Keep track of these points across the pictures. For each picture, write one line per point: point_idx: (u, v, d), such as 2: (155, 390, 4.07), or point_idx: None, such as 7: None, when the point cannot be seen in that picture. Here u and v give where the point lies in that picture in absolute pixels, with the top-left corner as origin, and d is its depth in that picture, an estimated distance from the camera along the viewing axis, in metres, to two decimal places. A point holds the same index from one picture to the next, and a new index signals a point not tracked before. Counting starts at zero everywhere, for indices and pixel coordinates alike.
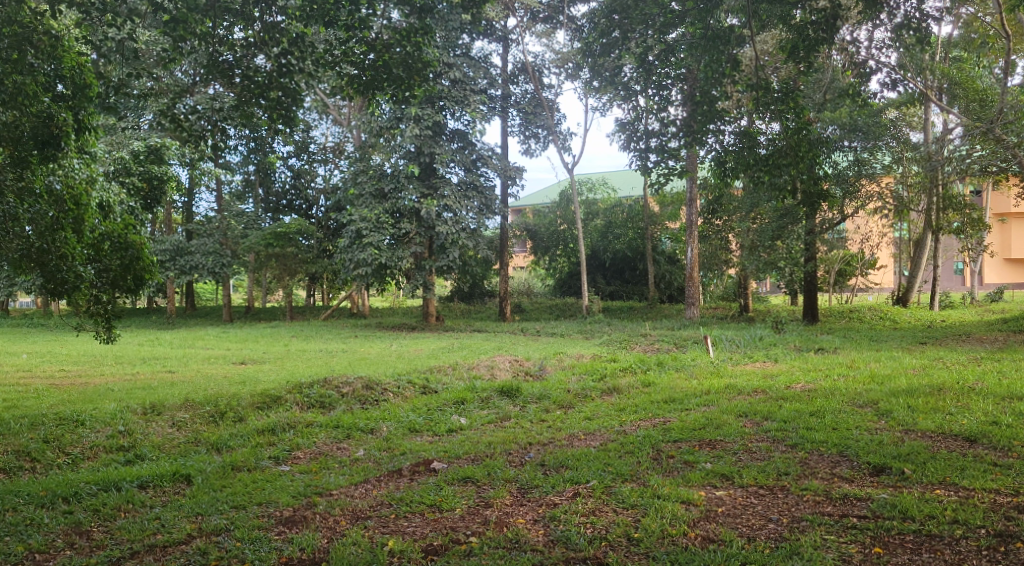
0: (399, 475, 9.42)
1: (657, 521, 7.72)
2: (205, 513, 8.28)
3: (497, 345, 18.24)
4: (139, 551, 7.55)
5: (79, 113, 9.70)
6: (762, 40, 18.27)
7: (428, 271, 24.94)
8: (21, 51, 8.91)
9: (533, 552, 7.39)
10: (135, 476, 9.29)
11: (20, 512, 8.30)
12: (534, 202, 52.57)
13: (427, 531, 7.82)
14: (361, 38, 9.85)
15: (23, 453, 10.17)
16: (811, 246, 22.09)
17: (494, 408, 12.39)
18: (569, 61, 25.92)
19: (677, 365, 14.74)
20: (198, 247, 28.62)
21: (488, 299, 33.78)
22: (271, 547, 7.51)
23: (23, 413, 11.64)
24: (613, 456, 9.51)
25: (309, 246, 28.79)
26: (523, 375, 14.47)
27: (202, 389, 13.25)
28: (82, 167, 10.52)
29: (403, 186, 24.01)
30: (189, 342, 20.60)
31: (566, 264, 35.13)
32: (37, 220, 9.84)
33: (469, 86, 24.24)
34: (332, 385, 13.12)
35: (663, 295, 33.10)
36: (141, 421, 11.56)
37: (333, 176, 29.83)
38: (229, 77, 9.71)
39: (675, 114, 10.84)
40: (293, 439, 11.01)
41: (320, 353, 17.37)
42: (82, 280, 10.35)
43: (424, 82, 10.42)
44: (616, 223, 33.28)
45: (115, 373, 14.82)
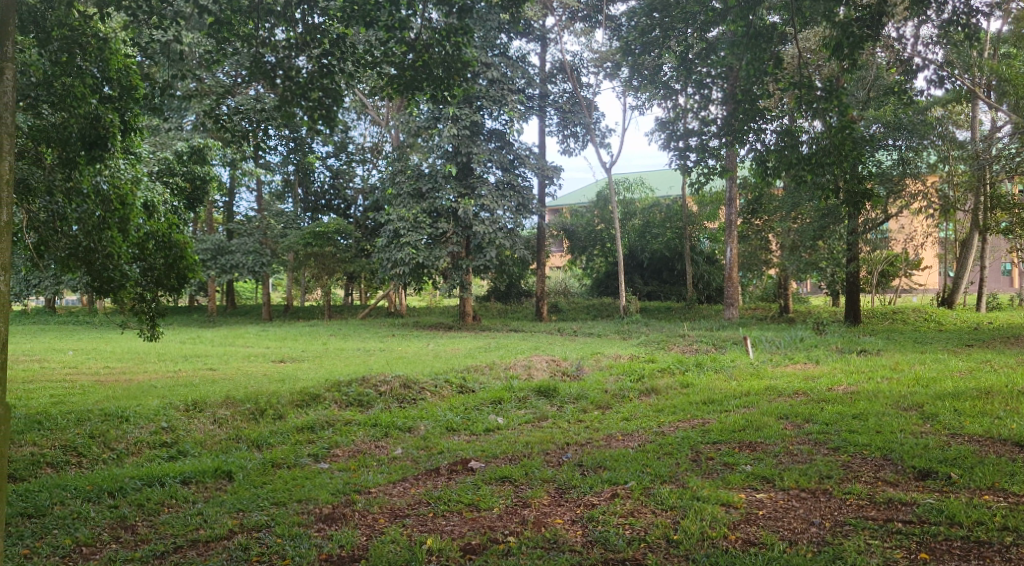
0: (437, 474, 9.46)
1: (696, 523, 7.66)
2: (247, 509, 8.38)
3: (534, 344, 18.23)
4: (182, 545, 7.65)
5: (125, 115, 9.86)
6: (805, 37, 18.02)
7: (465, 271, 25.04)
8: (70, 54, 9.15)
9: (572, 552, 7.36)
10: (178, 472, 9.42)
11: (67, 505, 8.46)
12: (571, 202, 52.66)
13: (465, 530, 7.85)
14: (401, 39, 9.88)
15: (70, 448, 10.37)
16: (853, 245, 21.77)
17: (531, 408, 12.38)
18: (607, 60, 25.86)
19: (717, 366, 14.64)
20: (239, 247, 28.99)
21: (524, 298, 33.87)
22: (311, 543, 7.56)
23: (70, 408, 11.88)
24: (652, 456, 9.48)
25: (347, 246, 29.03)
26: (561, 374, 14.46)
27: (243, 387, 13.42)
28: (127, 167, 10.68)
29: (441, 186, 24.12)
30: (230, 340, 20.87)
31: (603, 264, 35.08)
32: (84, 219, 9.99)
33: (507, 86, 24.22)
34: (370, 383, 13.21)
35: (701, 295, 32.91)
36: (183, 417, 11.74)
37: (370, 176, 30.01)
38: (271, 77, 9.77)
39: (716, 113, 10.75)
40: (332, 436, 11.12)
41: (359, 352, 17.52)
42: (127, 279, 10.57)
43: (463, 81, 10.44)
44: (654, 222, 33.11)
45: (159, 370, 15.08)
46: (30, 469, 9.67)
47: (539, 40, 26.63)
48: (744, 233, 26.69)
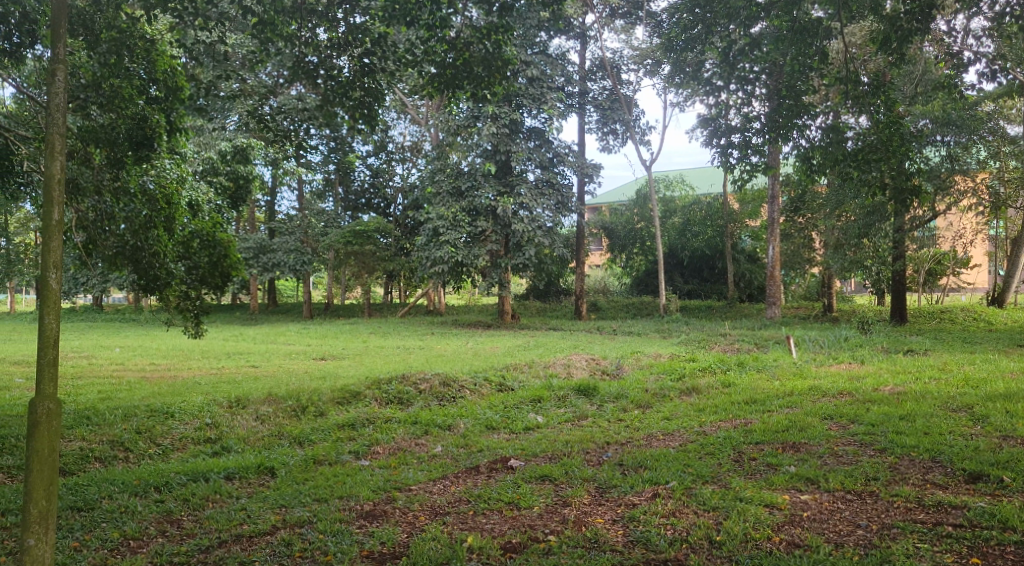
0: (477, 472, 9.49)
1: (740, 524, 7.58)
2: (289, 505, 8.46)
3: (573, 343, 18.16)
4: (226, 540, 7.73)
5: (171, 114, 10.03)
6: (851, 32, 17.75)
7: (504, 269, 25.08)
8: (118, 55, 9.42)
9: (613, 552, 7.32)
10: (222, 468, 9.56)
11: (115, 499, 8.60)
12: (611, 200, 52.47)
13: (505, 528, 7.83)
14: (441, 37, 9.87)
15: (117, 443, 10.55)
16: (900, 243, 21.37)
17: (571, 407, 12.35)
18: (648, 57, 25.71)
19: (759, 365, 14.48)
20: (280, 245, 29.30)
21: (563, 296, 33.82)
22: (353, 540, 7.61)
23: (117, 404, 12.10)
24: (693, 456, 9.40)
25: (387, 244, 29.23)
26: (600, 373, 14.40)
27: (285, 384, 13.56)
28: (173, 167, 10.89)
29: (480, 184, 24.18)
30: (272, 337, 21.09)
31: (643, 262, 34.88)
32: (131, 219, 9.97)
33: (547, 84, 24.19)
34: (410, 381, 13.27)
35: (742, 293, 32.56)
36: (227, 414, 11.90)
37: (410, 174, 30.15)
38: (313, 77, 9.88)
39: (759, 109, 10.63)
40: (372, 434, 11.19)
41: (399, 349, 17.61)
42: (173, 276, 10.54)
43: (503, 80, 10.43)
44: (694, 220, 32.83)
45: (203, 367, 15.30)
46: (79, 463, 9.86)
47: (579, 37, 26.54)
48: (787, 230, 26.74)
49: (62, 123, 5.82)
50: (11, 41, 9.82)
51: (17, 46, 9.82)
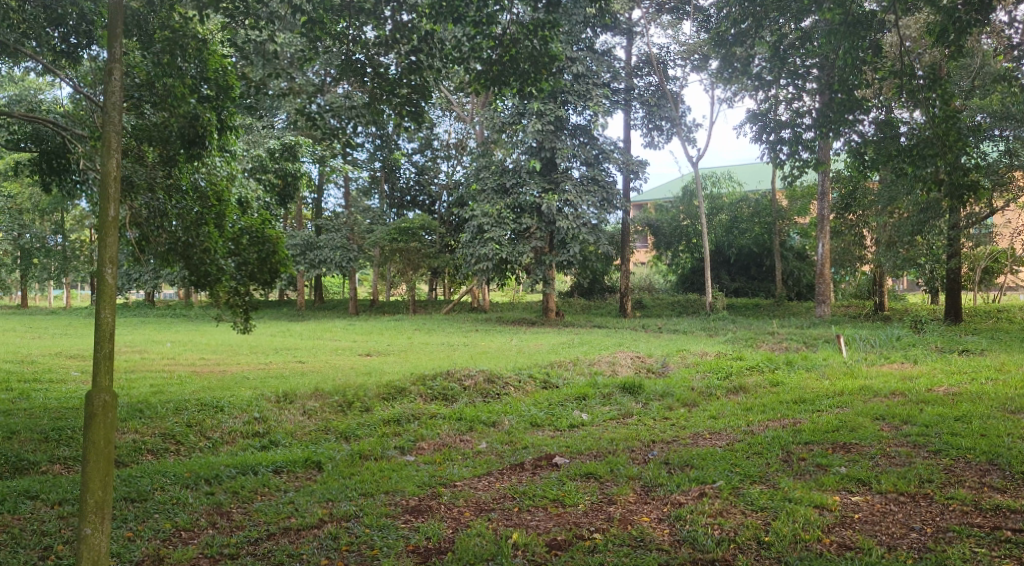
0: (522, 469, 9.49)
1: (789, 524, 7.47)
2: (335, 499, 8.54)
3: (618, 341, 18.07)
4: (275, 532, 7.82)
5: (222, 113, 10.18)
6: (905, 25, 17.40)
7: (548, 266, 25.07)
8: (171, 54, 9.62)
9: (659, 551, 7.26)
10: (270, 462, 9.70)
11: (167, 491, 8.75)
12: (657, 197, 52.11)
13: (551, 526, 7.82)
14: (487, 33, 9.84)
15: (168, 435, 10.77)
16: (955, 240, 20.84)
17: (616, 405, 12.30)
18: (695, 52, 25.47)
19: (808, 364, 14.25)
20: (327, 242, 29.60)
21: (608, 294, 33.70)
22: (398, 535, 7.66)
23: (168, 398, 12.34)
24: (741, 456, 9.28)
25: (431, 241, 29.36)
26: (646, 371, 14.31)
27: (331, 379, 13.70)
28: (223, 165, 11.04)
29: (525, 181, 24.24)
30: (319, 333, 21.32)
31: (688, 260, 34.61)
32: (183, 215, 10.16)
33: (593, 80, 24.07)
34: (455, 378, 13.33)
35: (790, 292, 32.11)
36: (274, 408, 12.05)
37: (455, 171, 30.28)
38: (361, 75, 9.93)
39: (810, 104, 10.48)
40: (417, 429, 11.25)
41: (443, 346, 17.68)
42: (223, 272, 10.74)
43: (550, 76, 10.40)
44: (741, 217, 32.46)
45: (251, 362, 15.53)
46: (132, 455, 10.06)
47: (625, 32, 26.38)
48: (837, 228, 26.35)
49: (117, 122, 5.84)
50: (69, 42, 10.09)
51: (74, 46, 10.09)
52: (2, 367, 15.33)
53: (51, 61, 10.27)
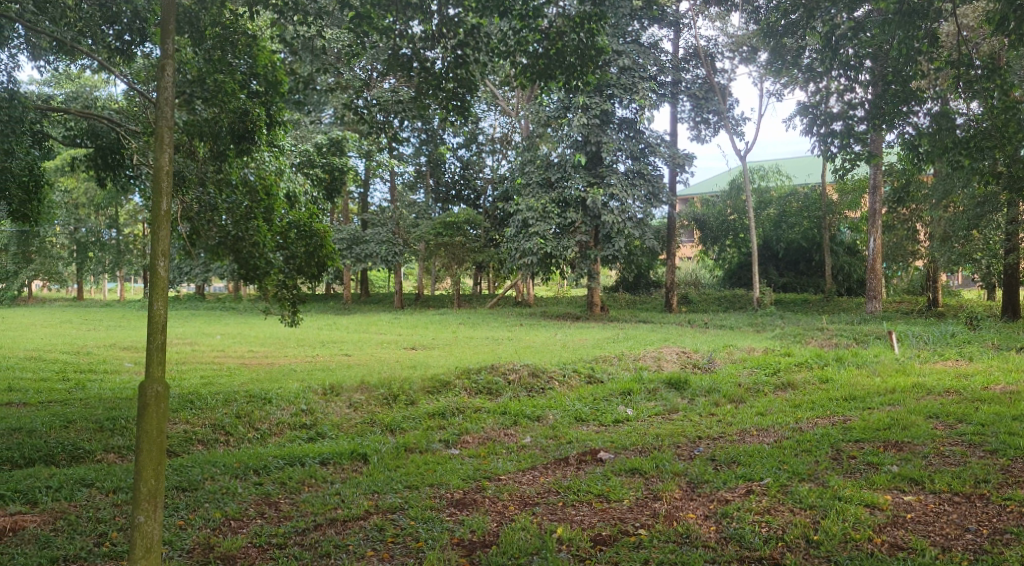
0: (566, 463, 9.47)
1: (839, 523, 7.35)
2: (381, 491, 8.61)
3: (664, 336, 17.95)
4: (321, 523, 7.89)
5: (270, 108, 10.39)
6: (963, 14, 16.97)
7: (594, 261, 24.98)
8: (222, 50, 9.83)
9: (706, 548, 7.18)
10: (317, 453, 9.82)
11: (216, 480, 8.90)
12: (704, 191, 51.75)
13: (595, 521, 7.79)
14: (534, 27, 9.82)
15: (218, 426, 10.95)
16: (1013, 235, 20.24)
17: (661, 400, 12.20)
18: (744, 45, 25.17)
19: (858, 361, 14.00)
20: (373, 236, 29.85)
21: (654, 289, 33.46)
22: (444, 527, 7.69)
23: (217, 389, 12.54)
24: (789, 453, 9.15)
25: (476, 235, 29.42)
26: (691, 367, 14.18)
27: (376, 372, 13.83)
28: (272, 160, 11.15)
29: (570, 176, 24.25)
30: (365, 326, 21.49)
31: (735, 255, 34.22)
32: (233, 209, 10.38)
33: (639, 74, 23.81)
34: (499, 371, 13.37)
35: (840, 287, 31.55)
36: (321, 400, 12.19)
37: (500, 166, 30.33)
38: (407, 69, 9.98)
39: (863, 95, 10.32)
40: (462, 423, 11.29)
41: (487, 340, 17.74)
42: (272, 266, 10.81)
43: (596, 69, 10.34)
44: (789, 212, 32.01)
45: (298, 355, 15.74)
46: (182, 445, 10.26)
47: (672, 25, 26.12)
48: (889, 223, 25.88)
49: (170, 117, 5.84)
50: (123, 39, 10.27)
51: (127, 44, 10.27)
52: (60, 358, 15.74)
53: (106, 58, 10.50)
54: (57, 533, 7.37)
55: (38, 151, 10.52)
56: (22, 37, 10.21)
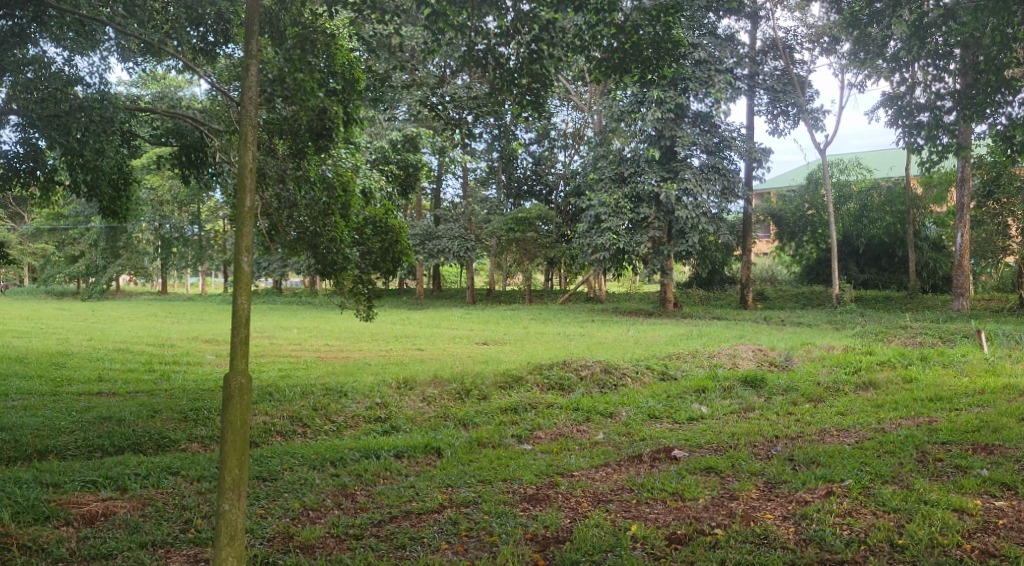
0: (639, 460, 9.40)
1: (925, 528, 7.13)
2: (455, 485, 8.67)
3: (740, 333, 17.68)
4: (397, 515, 7.98)
5: (348, 106, 10.57)
6: None
7: (667, 256, 24.77)
8: (302, 50, 9.77)
9: (785, 549, 7.05)
10: (392, 446, 9.94)
11: (295, 471, 9.09)
12: (780, 186, 51.01)
13: (670, 519, 7.70)
14: (609, 21, 9.74)
15: (296, 418, 11.19)
16: None
17: (737, 399, 12.02)
18: (824, 35, 24.57)
19: (944, 361, 13.55)
20: (445, 232, 30.19)
21: (728, 285, 32.98)
22: (517, 522, 7.71)
23: (295, 382, 12.87)
24: (871, 455, 8.89)
25: (549, 231, 29.42)
26: (768, 365, 13.90)
27: (449, 366, 13.97)
28: (347, 157, 11.23)
29: (644, 170, 24.06)
30: (438, 322, 21.66)
31: (814, 251, 33.46)
32: (312, 206, 10.57)
33: (715, 66, 23.34)
34: (572, 367, 13.37)
35: (925, 284, 30.60)
36: (395, 394, 12.35)
37: (572, 161, 30.22)
38: (482, 65, 9.99)
39: (951, 84, 10.03)
40: (535, 418, 11.32)
41: (560, 336, 17.71)
42: (349, 261, 11.04)
43: (673, 62, 10.22)
44: (871, 206, 31.10)
45: (372, 349, 15.99)
46: (263, 437, 10.53)
47: (750, 16, 25.66)
48: (977, 218, 24.97)
49: (253, 115, 5.81)
50: (206, 40, 10.62)
51: (211, 45, 10.63)
52: (146, 349, 16.33)
53: (190, 59, 10.81)
54: (145, 519, 7.62)
55: (127, 149, 10.93)
56: (113, 40, 10.68)
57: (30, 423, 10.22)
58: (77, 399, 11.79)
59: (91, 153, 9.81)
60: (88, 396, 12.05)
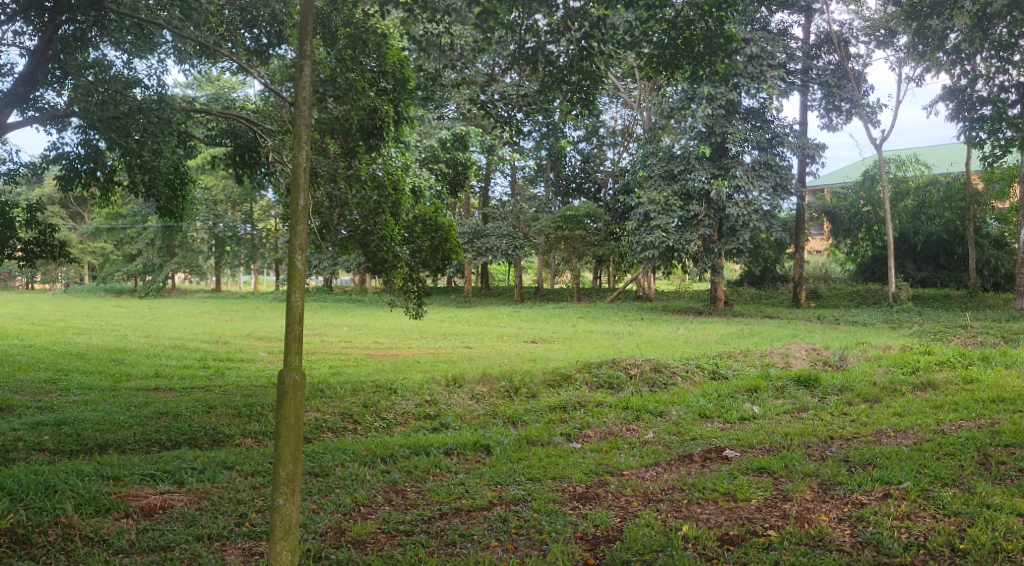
0: (691, 460, 9.31)
1: (987, 532, 6.95)
2: (504, 483, 8.68)
3: (793, 331, 17.41)
4: (447, 512, 8.00)
5: (398, 105, 10.65)
6: None
7: (718, 254, 24.62)
8: (354, 50, 10.14)
9: (840, 552, 6.92)
10: (442, 443, 9.99)
11: (346, 467, 9.17)
12: (835, 182, 50.12)
13: (722, 520, 7.60)
14: (660, 17, 9.65)
15: (347, 414, 11.30)
16: None
17: (790, 398, 11.85)
18: (880, 28, 24.07)
19: (1007, 361, 13.19)
20: (494, 231, 30.26)
21: (780, 283, 32.52)
22: (567, 521, 7.68)
23: (346, 379, 13.00)
24: (930, 456, 8.69)
25: (597, 229, 29.28)
26: (822, 364, 13.67)
27: (498, 364, 14.00)
28: (397, 156, 11.29)
29: (694, 168, 23.81)
30: (487, 320, 21.63)
31: (869, 248, 32.79)
32: (363, 204, 10.53)
33: (767, 61, 22.98)
34: (621, 366, 13.31)
35: (986, 283, 30.31)
36: (444, 392, 12.42)
37: (621, 158, 30.05)
38: (533, 63, 9.96)
39: (1017, 76, 9.75)
40: (583, 417, 11.26)
41: (609, 334, 17.60)
42: (399, 260, 11.07)
43: (726, 57, 10.07)
44: (929, 202, 30.36)
45: (422, 346, 16.09)
46: (314, 432, 10.63)
47: (803, 10, 25.24)
48: None
49: (308, 115, 5.74)
50: (260, 41, 10.79)
51: (265, 46, 10.79)
52: (202, 346, 16.66)
53: (245, 61, 11.02)
54: (201, 512, 7.76)
55: (183, 150, 11.15)
56: (170, 42, 10.91)
57: (90, 417, 10.48)
58: (135, 394, 12.06)
59: (149, 154, 10.01)
60: (146, 391, 12.32)
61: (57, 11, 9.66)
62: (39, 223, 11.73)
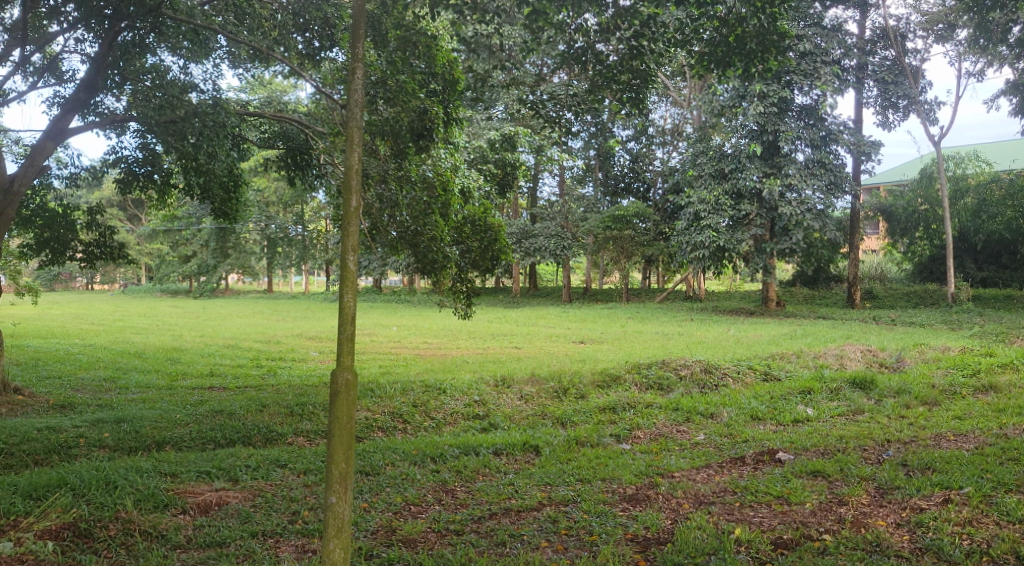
0: (743, 463, 9.17)
1: None
2: (553, 483, 8.65)
3: (848, 332, 17.09)
4: (496, 512, 8.00)
5: (447, 106, 10.66)
6: None
7: (769, 254, 24.30)
8: (404, 53, 10.20)
9: (899, 558, 6.77)
10: (491, 443, 10.00)
11: (397, 467, 9.23)
12: (890, 180, 49.13)
13: (775, 523, 7.49)
14: (712, 14, 9.53)
15: (396, 414, 11.37)
16: None
17: (845, 400, 11.63)
18: (939, 22, 23.49)
19: None
20: (542, 231, 30.33)
21: (834, 284, 31.96)
22: (617, 522, 7.63)
23: (395, 378, 13.11)
24: (992, 461, 8.44)
25: (646, 229, 29.09)
26: (878, 365, 13.40)
27: (546, 364, 13.99)
28: (446, 157, 11.33)
29: (745, 166, 23.51)
30: (535, 320, 21.64)
31: (927, 248, 32.03)
32: (413, 205, 10.62)
33: (821, 58, 22.68)
34: (671, 367, 13.20)
35: None
36: (493, 392, 12.44)
37: (670, 158, 29.83)
38: (582, 62, 9.94)
39: None
40: (633, 418, 11.18)
41: (659, 335, 17.47)
42: (448, 260, 11.10)
43: (780, 55, 9.90)
44: (989, 200, 29.55)
45: (470, 346, 16.15)
46: (365, 432, 10.73)
47: (858, 6, 24.77)
48: None
49: (360, 117, 5.80)
50: (312, 45, 10.91)
51: (316, 49, 10.89)
52: (253, 346, 16.93)
53: (297, 64, 11.14)
54: (255, 509, 7.88)
55: (237, 152, 11.33)
56: (224, 47, 11.07)
57: (148, 415, 10.69)
58: (191, 393, 12.28)
59: (205, 156, 10.19)
60: (202, 390, 12.54)
61: (116, 19, 9.72)
62: (99, 225, 11.98)
